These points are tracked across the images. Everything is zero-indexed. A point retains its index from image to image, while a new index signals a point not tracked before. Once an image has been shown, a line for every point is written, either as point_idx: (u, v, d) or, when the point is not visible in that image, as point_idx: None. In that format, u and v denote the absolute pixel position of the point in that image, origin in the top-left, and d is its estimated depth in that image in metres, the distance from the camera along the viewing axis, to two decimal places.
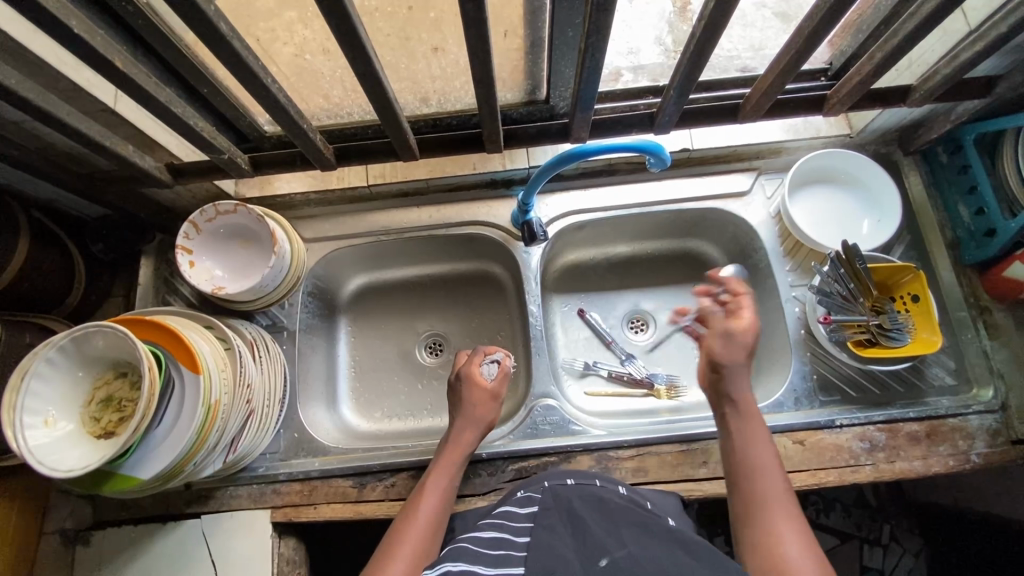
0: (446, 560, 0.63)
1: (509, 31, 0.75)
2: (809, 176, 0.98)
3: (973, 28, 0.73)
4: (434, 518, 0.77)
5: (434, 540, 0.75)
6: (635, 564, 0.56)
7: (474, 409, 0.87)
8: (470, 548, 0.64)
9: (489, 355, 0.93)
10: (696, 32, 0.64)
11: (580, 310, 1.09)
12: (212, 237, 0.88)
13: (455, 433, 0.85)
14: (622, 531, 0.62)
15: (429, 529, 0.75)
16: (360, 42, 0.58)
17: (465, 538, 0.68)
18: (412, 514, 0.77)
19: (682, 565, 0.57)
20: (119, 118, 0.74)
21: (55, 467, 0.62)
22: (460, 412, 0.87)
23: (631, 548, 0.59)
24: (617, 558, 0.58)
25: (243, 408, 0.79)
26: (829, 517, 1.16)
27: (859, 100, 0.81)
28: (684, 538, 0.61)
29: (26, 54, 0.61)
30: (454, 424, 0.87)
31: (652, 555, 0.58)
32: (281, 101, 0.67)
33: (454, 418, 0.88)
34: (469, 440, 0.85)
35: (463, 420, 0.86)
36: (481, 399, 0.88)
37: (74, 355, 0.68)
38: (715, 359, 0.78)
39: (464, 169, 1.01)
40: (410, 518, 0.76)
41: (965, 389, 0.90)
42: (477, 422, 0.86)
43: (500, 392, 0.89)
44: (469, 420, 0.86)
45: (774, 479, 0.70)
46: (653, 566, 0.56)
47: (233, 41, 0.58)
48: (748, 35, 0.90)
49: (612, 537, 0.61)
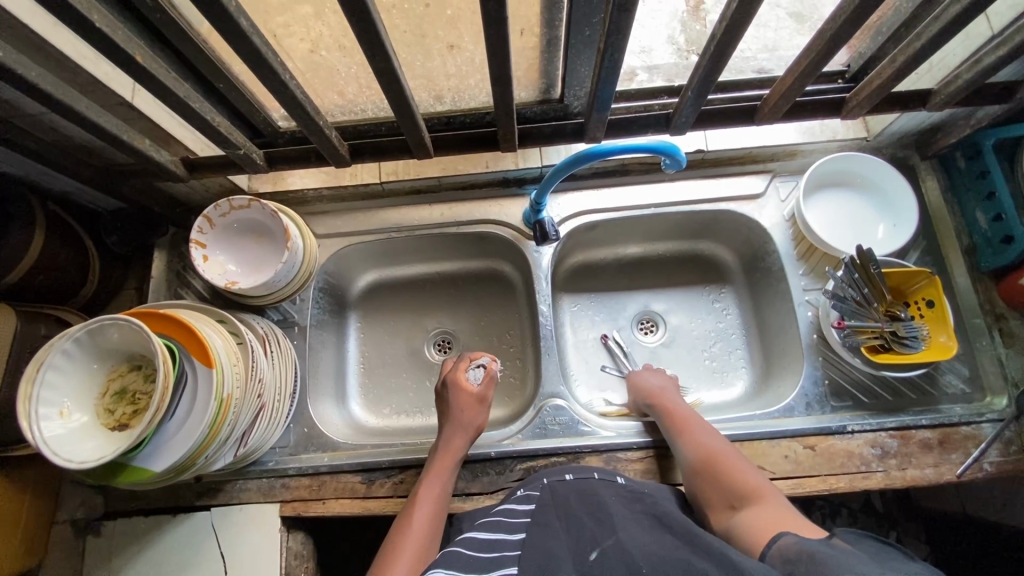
0: (437, 564, 0.60)
1: (525, 29, 0.75)
2: (824, 180, 0.97)
3: (997, 32, 0.72)
4: (430, 519, 0.77)
5: (432, 543, 0.75)
6: (623, 552, 0.58)
7: (462, 415, 0.88)
8: (464, 553, 0.62)
9: (477, 360, 0.94)
10: (716, 33, 0.64)
11: (603, 335, 1.07)
12: (225, 232, 0.89)
13: (444, 440, 0.86)
14: (614, 520, 0.64)
15: (424, 535, 0.75)
16: (379, 39, 0.58)
17: (458, 543, 0.65)
18: (407, 520, 0.77)
19: (668, 550, 0.58)
20: (136, 112, 0.75)
21: (69, 458, 0.63)
22: (448, 420, 0.88)
23: (621, 536, 0.60)
24: (606, 550, 0.59)
25: (254, 402, 0.80)
26: (836, 523, 1.15)
27: (879, 103, 0.80)
28: (669, 521, 0.64)
29: (45, 47, 0.61)
30: (442, 432, 0.86)
31: (640, 542, 0.60)
32: (298, 96, 0.67)
33: (443, 425, 0.88)
34: (458, 446, 0.85)
35: (450, 423, 0.87)
36: (469, 406, 0.89)
37: (88, 348, 0.68)
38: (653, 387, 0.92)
39: (477, 167, 1.00)
40: (405, 527, 0.76)
41: (979, 398, 0.89)
42: (464, 425, 0.87)
43: (485, 399, 0.91)
44: (458, 425, 0.87)
45: (711, 438, 0.79)
46: (642, 553, 0.58)
47: (253, 36, 0.58)
48: (763, 36, 0.90)
49: (603, 528, 0.62)
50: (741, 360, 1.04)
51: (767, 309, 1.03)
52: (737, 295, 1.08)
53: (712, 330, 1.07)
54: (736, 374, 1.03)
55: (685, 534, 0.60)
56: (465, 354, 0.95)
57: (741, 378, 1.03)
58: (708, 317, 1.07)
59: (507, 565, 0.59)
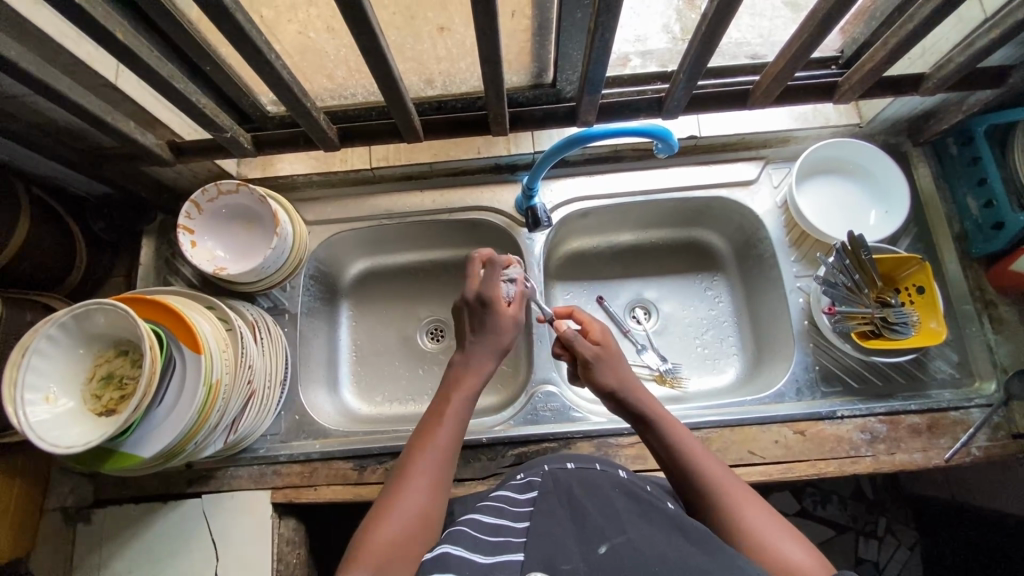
0: (443, 542, 0.58)
1: (516, 11, 0.74)
2: (816, 166, 0.97)
3: (989, 15, 0.72)
4: (456, 438, 0.68)
5: (449, 471, 0.66)
6: (636, 553, 0.51)
7: (500, 333, 0.74)
8: (470, 533, 0.58)
9: (505, 273, 0.81)
10: (707, 15, 0.63)
11: (599, 298, 1.08)
12: (214, 218, 0.88)
13: (471, 362, 0.73)
14: (624, 517, 0.57)
15: (440, 466, 0.64)
16: (365, 17, 0.57)
17: (463, 522, 0.62)
18: (433, 438, 0.66)
19: (685, 554, 0.51)
20: (120, 94, 0.73)
21: (54, 443, 0.62)
22: (480, 337, 0.74)
23: (632, 535, 0.54)
24: (617, 546, 0.53)
25: (244, 390, 0.79)
26: (825, 509, 1.16)
27: (871, 87, 0.80)
28: (685, 524, 0.56)
29: (25, 25, 0.60)
30: (470, 350, 0.73)
31: (655, 544, 0.53)
32: (284, 77, 0.66)
33: (469, 341, 0.74)
34: (484, 370, 0.73)
35: (485, 336, 0.74)
36: (507, 323, 0.75)
37: (75, 332, 0.68)
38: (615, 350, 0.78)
39: (468, 153, 0.99)
40: (423, 449, 0.65)
41: (968, 383, 0.90)
42: (496, 340, 0.74)
43: (520, 316, 0.77)
44: (495, 343, 0.74)
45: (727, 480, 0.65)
46: (655, 555, 0.51)
47: (237, 15, 0.57)
48: (758, 24, 0.88)
49: (611, 523, 0.56)
50: (734, 347, 1.04)
51: (760, 296, 1.03)
52: (730, 282, 1.08)
53: (705, 317, 1.06)
54: (727, 361, 1.04)
55: (700, 541, 0.53)
56: (479, 255, 0.79)
57: (733, 365, 1.03)
58: (701, 304, 1.07)
59: (514, 552, 0.54)
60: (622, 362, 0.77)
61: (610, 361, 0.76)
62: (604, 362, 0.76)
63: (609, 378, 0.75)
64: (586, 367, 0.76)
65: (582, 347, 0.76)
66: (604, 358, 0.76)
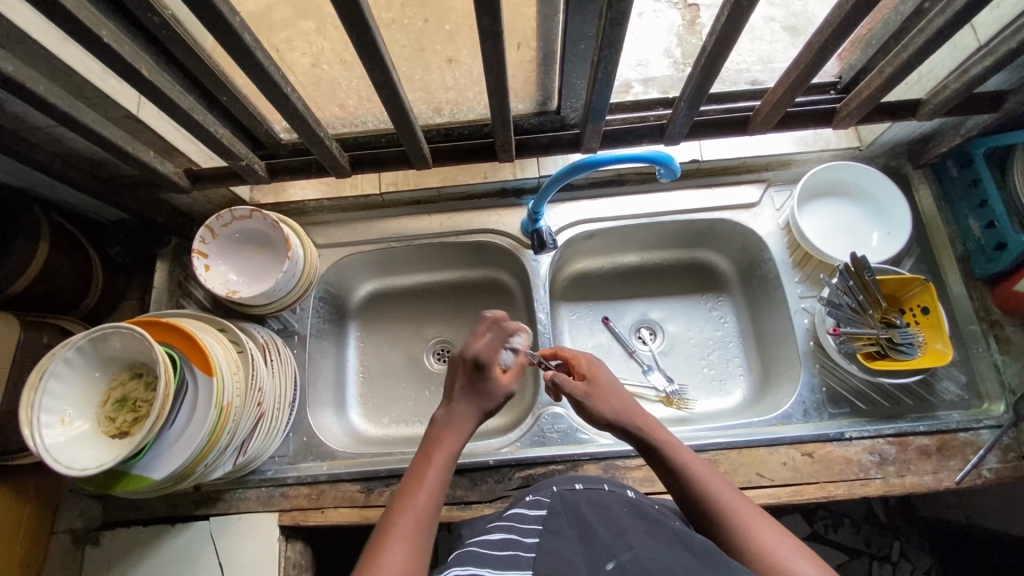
0: (452, 565, 0.57)
1: (522, 42, 0.81)
2: (817, 189, 0.99)
3: (983, 43, 0.74)
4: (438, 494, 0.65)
5: (429, 538, 0.62)
6: None
7: (486, 394, 0.72)
8: (477, 554, 0.58)
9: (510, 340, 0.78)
10: (707, 47, 0.65)
11: (604, 319, 1.09)
12: (227, 242, 0.90)
13: (460, 421, 0.70)
14: (631, 537, 0.57)
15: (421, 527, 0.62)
16: (378, 53, 0.59)
17: (472, 543, 0.62)
18: (410, 501, 0.64)
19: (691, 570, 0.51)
20: (141, 124, 0.76)
21: (69, 464, 0.63)
22: (469, 394, 0.72)
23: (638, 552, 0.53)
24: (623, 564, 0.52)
25: (254, 411, 0.80)
26: (838, 533, 1.15)
27: (868, 113, 0.82)
28: (690, 540, 0.56)
29: (54, 61, 0.63)
30: (456, 407, 0.71)
31: (662, 561, 0.53)
32: (299, 109, 0.69)
33: (452, 401, 0.72)
34: (466, 427, 0.71)
35: (473, 397, 0.72)
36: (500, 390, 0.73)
37: (91, 356, 0.69)
38: (610, 378, 0.78)
39: (475, 178, 1.02)
40: (403, 510, 0.63)
41: (976, 404, 0.90)
42: (485, 403, 0.72)
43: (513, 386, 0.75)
44: (475, 403, 0.72)
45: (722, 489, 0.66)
46: None
47: (256, 52, 0.59)
48: (758, 49, 0.92)
49: (617, 542, 0.56)
50: (739, 368, 1.05)
51: (765, 316, 1.03)
52: (735, 303, 1.08)
53: (711, 337, 1.07)
54: (735, 383, 1.03)
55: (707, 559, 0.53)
56: (491, 317, 0.76)
57: (740, 386, 1.03)
58: (706, 324, 1.08)
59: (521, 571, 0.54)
60: (615, 389, 0.76)
61: (603, 391, 0.76)
62: (596, 392, 0.76)
63: (609, 409, 0.74)
64: (582, 401, 0.76)
65: (571, 387, 0.76)
66: (596, 390, 0.76)
